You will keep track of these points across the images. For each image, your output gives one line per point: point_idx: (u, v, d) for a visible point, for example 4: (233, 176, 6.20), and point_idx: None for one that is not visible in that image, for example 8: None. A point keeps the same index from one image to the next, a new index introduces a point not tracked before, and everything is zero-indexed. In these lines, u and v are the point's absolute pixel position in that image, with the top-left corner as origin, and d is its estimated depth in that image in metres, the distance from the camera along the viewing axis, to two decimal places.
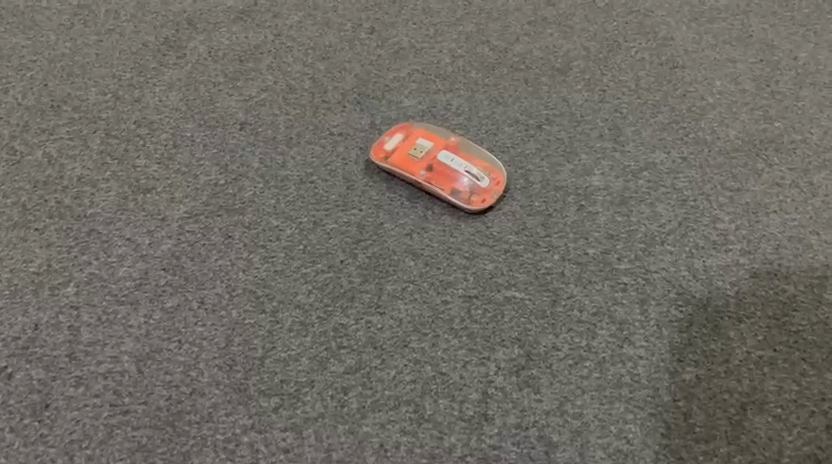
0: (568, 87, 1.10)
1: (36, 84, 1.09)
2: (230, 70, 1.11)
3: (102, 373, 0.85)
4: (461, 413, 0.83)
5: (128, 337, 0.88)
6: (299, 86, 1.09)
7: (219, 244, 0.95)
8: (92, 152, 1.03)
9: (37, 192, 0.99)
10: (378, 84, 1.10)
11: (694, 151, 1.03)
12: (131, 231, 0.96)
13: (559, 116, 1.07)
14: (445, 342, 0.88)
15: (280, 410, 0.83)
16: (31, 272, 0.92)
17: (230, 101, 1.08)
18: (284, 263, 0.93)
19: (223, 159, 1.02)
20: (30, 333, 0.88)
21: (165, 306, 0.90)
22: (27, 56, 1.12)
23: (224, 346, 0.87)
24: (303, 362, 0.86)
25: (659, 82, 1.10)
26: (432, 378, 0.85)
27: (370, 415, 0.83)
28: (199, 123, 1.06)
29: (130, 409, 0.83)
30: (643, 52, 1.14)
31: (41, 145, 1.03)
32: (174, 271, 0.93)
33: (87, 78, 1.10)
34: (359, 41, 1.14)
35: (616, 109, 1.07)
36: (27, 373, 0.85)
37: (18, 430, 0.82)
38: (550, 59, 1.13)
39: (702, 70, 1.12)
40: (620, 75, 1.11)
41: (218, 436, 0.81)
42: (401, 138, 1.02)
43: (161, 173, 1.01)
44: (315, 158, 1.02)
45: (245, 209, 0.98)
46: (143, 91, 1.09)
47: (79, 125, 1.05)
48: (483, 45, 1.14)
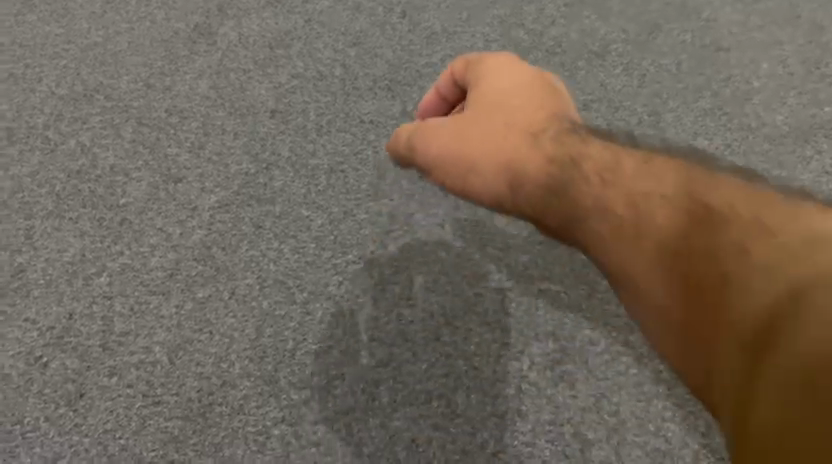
0: (606, 72, 1.07)
1: (69, 74, 1.04)
2: (260, 57, 1.06)
3: (134, 364, 0.86)
4: (494, 408, 0.85)
5: (160, 328, 0.88)
6: (330, 73, 1.05)
7: (249, 234, 0.94)
8: (124, 141, 1.01)
9: (72, 181, 0.98)
10: (409, 70, 1.06)
11: (738, 138, 1.02)
12: (162, 221, 0.95)
13: (596, 101, 1.05)
14: (477, 336, 0.88)
15: (310, 403, 0.84)
16: (65, 262, 0.92)
17: (261, 89, 1.04)
18: (314, 254, 0.93)
19: (254, 148, 1.00)
20: (64, 322, 0.88)
21: (196, 297, 0.90)
22: (60, 45, 1.06)
23: (255, 337, 0.88)
24: (335, 354, 0.87)
25: (701, 66, 1.07)
26: (464, 373, 0.86)
27: (401, 409, 0.84)
28: (230, 111, 1.03)
29: (162, 400, 0.85)
30: (684, 34, 1.09)
31: (74, 134, 1.01)
32: (205, 261, 0.92)
33: (119, 66, 1.05)
34: (390, 25, 1.09)
35: (656, 94, 1.05)
36: (62, 362, 0.86)
37: (53, 419, 0.83)
38: (587, 42, 1.08)
39: (747, 51, 1.08)
40: (661, 59, 1.07)
41: (249, 428, 0.83)
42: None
43: (192, 162, 0.99)
44: (346, 146, 1.00)
45: (275, 199, 0.96)
46: (174, 79, 1.04)
47: (111, 114, 1.02)
48: (517, 29, 1.09)
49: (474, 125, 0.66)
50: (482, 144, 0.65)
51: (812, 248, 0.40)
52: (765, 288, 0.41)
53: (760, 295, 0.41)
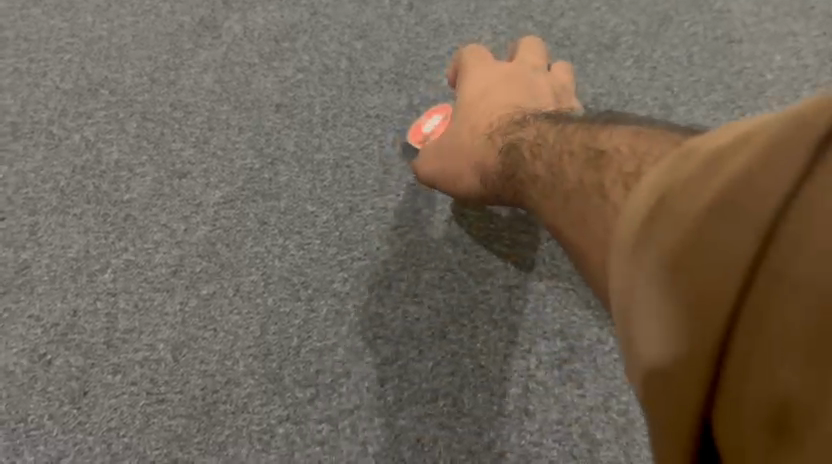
0: (616, 65, 1.05)
1: (74, 68, 1.03)
2: (266, 51, 1.05)
3: (138, 361, 0.86)
4: (501, 407, 0.84)
5: (165, 325, 0.88)
6: (336, 66, 1.04)
7: (254, 231, 0.93)
8: (128, 136, 0.99)
9: (76, 177, 0.97)
10: (416, 63, 1.04)
11: None
12: (167, 216, 0.94)
13: (606, 95, 1.03)
14: (484, 334, 0.87)
15: (315, 401, 0.84)
16: (70, 258, 0.92)
17: (266, 83, 1.03)
18: (320, 250, 0.92)
19: (259, 142, 0.99)
20: (68, 319, 0.88)
21: (200, 294, 0.89)
22: (64, 39, 1.05)
23: (259, 335, 0.87)
24: (339, 352, 0.86)
25: (713, 58, 1.05)
26: (470, 371, 0.85)
27: (407, 408, 0.84)
28: (235, 106, 1.01)
29: (166, 398, 0.84)
30: (696, 25, 1.07)
31: (79, 129, 1.00)
32: (210, 258, 0.92)
33: (124, 60, 1.04)
34: (397, 18, 1.07)
35: (667, 87, 1.03)
36: (66, 359, 0.86)
37: (57, 417, 0.83)
38: (597, 34, 1.06)
39: (760, 43, 1.06)
40: (672, 51, 1.05)
41: (253, 427, 0.83)
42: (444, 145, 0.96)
43: (196, 157, 0.98)
44: (351, 141, 0.99)
45: (280, 194, 0.95)
46: (178, 73, 1.03)
47: (116, 109, 1.01)
48: (526, 21, 1.07)
49: (466, 134, 0.86)
50: (467, 150, 0.85)
51: (728, 159, 0.33)
52: (681, 211, 0.34)
53: (667, 224, 0.34)
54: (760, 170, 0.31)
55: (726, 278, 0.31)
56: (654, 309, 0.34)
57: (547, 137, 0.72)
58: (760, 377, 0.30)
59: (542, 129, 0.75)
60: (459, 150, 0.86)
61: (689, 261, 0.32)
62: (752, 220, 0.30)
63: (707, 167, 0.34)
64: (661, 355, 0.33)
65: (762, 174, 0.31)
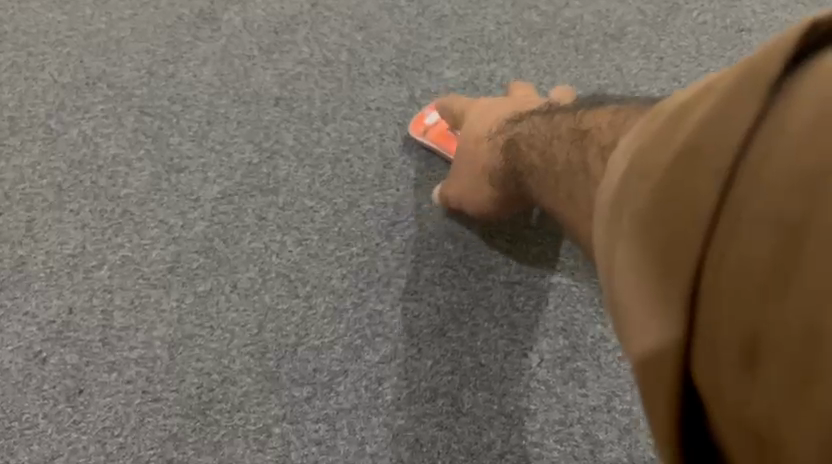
0: (622, 55, 1.02)
1: (72, 61, 1.00)
2: (265, 43, 1.02)
3: (134, 359, 0.85)
4: (501, 407, 0.83)
5: (161, 322, 0.87)
6: (336, 58, 1.01)
7: (252, 226, 0.92)
8: (126, 130, 0.97)
9: (73, 172, 0.95)
10: (418, 54, 1.02)
11: None
12: (164, 212, 0.93)
13: (612, 86, 1.00)
14: (485, 331, 0.86)
15: (313, 400, 0.83)
16: (66, 255, 0.90)
17: (266, 76, 1.00)
18: (318, 246, 0.90)
19: (258, 136, 0.97)
20: (64, 317, 0.87)
21: (197, 291, 0.88)
22: (63, 32, 1.02)
23: (257, 332, 0.86)
24: (337, 350, 0.85)
25: (723, 47, 1.02)
26: (470, 370, 0.84)
27: (406, 407, 0.83)
28: (233, 99, 0.99)
29: (162, 397, 0.83)
30: (705, 14, 1.04)
31: (76, 123, 0.97)
32: (207, 254, 0.90)
33: (122, 53, 1.01)
34: (399, 9, 1.04)
35: (675, 78, 1.01)
36: (62, 357, 0.85)
37: (51, 416, 0.82)
38: (603, 24, 1.04)
39: (771, 33, 1.03)
40: (680, 41, 1.03)
41: (249, 426, 0.82)
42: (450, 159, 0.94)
43: (194, 152, 0.96)
44: (351, 134, 0.97)
45: (278, 189, 0.94)
46: (177, 66, 1.00)
47: (114, 103, 0.98)
48: (530, 10, 1.04)
49: (468, 147, 0.85)
50: (473, 162, 0.83)
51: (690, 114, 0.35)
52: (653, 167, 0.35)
53: (643, 183, 0.36)
54: (720, 115, 0.32)
55: (693, 224, 0.32)
56: (628, 267, 0.35)
57: (538, 130, 0.71)
58: (725, 322, 0.31)
59: (535, 123, 0.74)
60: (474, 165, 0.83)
61: (659, 215, 0.34)
62: (713, 164, 0.32)
63: (676, 124, 0.36)
64: (633, 308, 0.34)
65: (722, 118, 0.32)
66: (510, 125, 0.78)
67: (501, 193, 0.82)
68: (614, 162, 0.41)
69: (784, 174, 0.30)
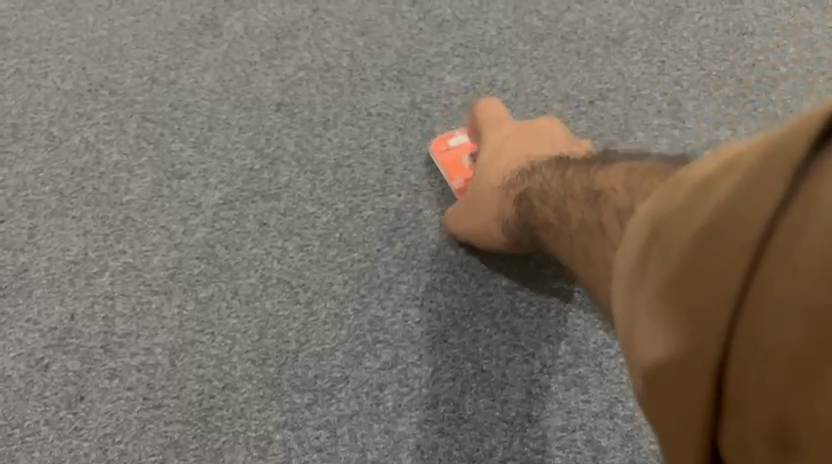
0: (624, 59, 1.02)
1: (74, 68, 1.01)
2: (266, 49, 1.02)
3: (135, 366, 0.85)
4: (503, 413, 0.83)
5: (162, 329, 0.87)
6: (337, 64, 1.01)
7: (253, 232, 0.92)
8: (128, 137, 0.97)
9: (75, 179, 0.95)
10: (419, 60, 1.01)
11: (763, 127, 0.98)
12: (166, 218, 0.93)
13: (613, 90, 1.00)
14: (486, 337, 0.86)
15: (314, 407, 0.83)
16: (68, 261, 0.90)
17: (267, 82, 1.00)
18: (320, 252, 0.90)
19: (259, 142, 0.97)
20: (66, 323, 0.87)
21: (199, 297, 0.88)
22: (65, 39, 1.02)
23: (258, 339, 0.86)
24: (338, 356, 0.85)
25: (725, 51, 1.02)
26: (471, 376, 0.84)
27: (406, 414, 0.83)
28: (235, 105, 0.99)
29: (163, 404, 0.83)
30: (707, 17, 1.04)
31: (78, 130, 0.97)
32: (209, 260, 0.90)
33: (124, 60, 1.01)
34: (400, 14, 1.04)
35: (677, 82, 1.01)
36: (63, 364, 0.85)
37: (53, 423, 0.82)
38: (605, 28, 1.04)
39: (774, 36, 1.03)
40: (682, 44, 1.03)
41: (250, 433, 0.82)
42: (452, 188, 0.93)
43: (196, 158, 0.96)
44: (353, 140, 0.97)
45: (280, 195, 0.94)
46: (179, 72, 1.01)
47: (115, 109, 0.99)
48: (532, 15, 1.04)
49: (479, 187, 0.85)
50: (482, 203, 0.84)
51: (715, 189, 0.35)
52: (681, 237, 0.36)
53: (678, 242, 0.36)
54: (747, 196, 0.33)
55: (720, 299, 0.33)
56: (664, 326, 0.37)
57: (552, 185, 0.72)
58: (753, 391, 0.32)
59: (546, 177, 0.74)
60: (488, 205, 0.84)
61: (695, 277, 0.35)
62: (738, 245, 0.33)
63: (703, 195, 0.36)
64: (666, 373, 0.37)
65: (749, 198, 0.33)
66: (521, 178, 0.79)
67: (509, 239, 0.83)
68: (644, 211, 0.42)
69: (815, 249, 0.30)
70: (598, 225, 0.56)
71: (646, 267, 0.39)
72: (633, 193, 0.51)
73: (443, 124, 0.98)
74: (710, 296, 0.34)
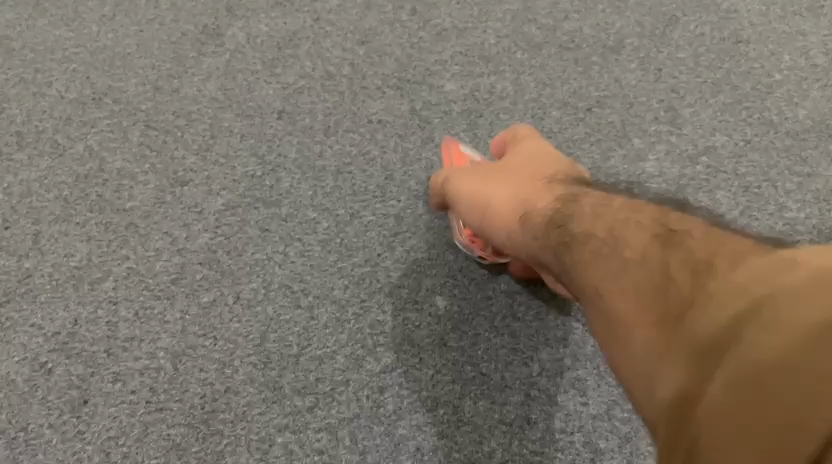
0: (621, 67, 1.03)
1: (78, 77, 1.02)
2: (268, 58, 1.03)
3: (139, 370, 0.86)
4: (502, 416, 0.83)
5: (165, 333, 0.88)
6: (338, 72, 1.03)
7: (254, 238, 0.93)
8: (132, 144, 0.98)
9: (79, 186, 0.96)
10: (419, 68, 1.03)
11: (758, 133, 0.99)
12: (168, 224, 0.94)
13: (610, 97, 1.02)
14: (486, 341, 0.87)
15: (315, 410, 0.84)
16: (72, 267, 0.91)
17: (268, 90, 1.02)
18: (320, 257, 0.91)
19: (261, 149, 0.98)
20: (70, 328, 0.88)
21: (201, 302, 0.89)
22: (69, 48, 1.04)
23: (259, 343, 0.87)
24: (339, 360, 0.86)
25: (721, 58, 1.04)
26: (471, 379, 0.85)
27: (407, 417, 0.83)
28: (237, 113, 1.00)
29: (166, 407, 0.84)
30: (703, 26, 1.06)
31: (82, 138, 0.99)
32: (211, 265, 0.91)
33: (127, 69, 1.03)
34: (400, 23, 1.06)
35: (673, 89, 1.02)
36: (67, 368, 0.86)
37: (56, 426, 0.83)
38: (602, 37, 1.05)
39: (768, 43, 1.04)
40: (678, 52, 1.04)
41: (252, 436, 0.83)
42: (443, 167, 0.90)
43: (199, 165, 0.97)
44: (353, 147, 0.98)
45: (281, 201, 0.95)
46: (182, 81, 1.02)
47: (119, 117, 1.00)
48: (530, 24, 1.06)
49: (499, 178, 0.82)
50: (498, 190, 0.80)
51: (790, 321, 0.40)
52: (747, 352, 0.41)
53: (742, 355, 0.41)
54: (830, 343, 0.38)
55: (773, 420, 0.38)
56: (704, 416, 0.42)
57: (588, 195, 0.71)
58: None
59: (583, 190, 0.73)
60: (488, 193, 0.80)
61: (761, 384, 0.39)
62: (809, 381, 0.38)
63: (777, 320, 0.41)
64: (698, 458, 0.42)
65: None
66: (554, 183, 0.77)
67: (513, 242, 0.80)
68: (721, 290, 0.45)
69: None
70: (605, 251, 0.57)
71: (716, 347, 0.43)
72: (673, 244, 0.53)
73: (443, 131, 1.00)
74: (789, 411, 0.38)
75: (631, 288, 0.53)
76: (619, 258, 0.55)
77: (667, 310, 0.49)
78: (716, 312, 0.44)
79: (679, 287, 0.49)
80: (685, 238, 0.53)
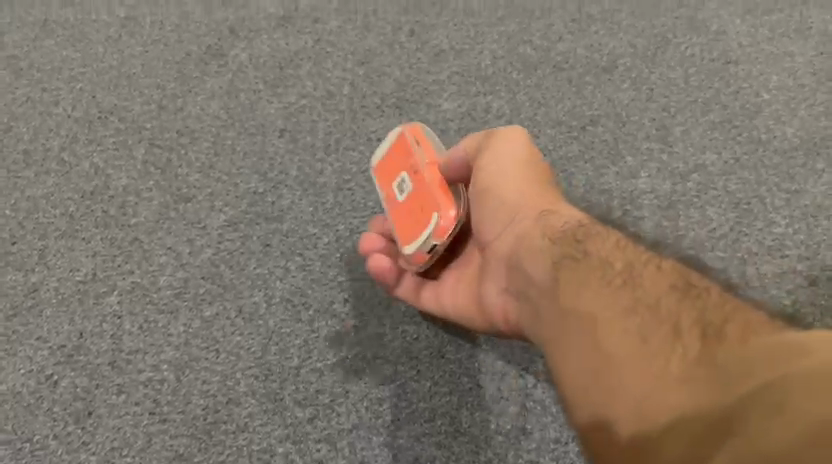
0: (614, 87, 1.06)
1: (85, 97, 1.05)
2: (270, 77, 1.06)
3: (142, 382, 0.88)
4: (498, 426, 0.85)
5: (168, 346, 0.90)
6: (338, 92, 1.05)
7: (256, 253, 0.95)
8: (136, 162, 1.01)
9: (85, 202, 0.98)
10: (417, 87, 1.06)
11: (747, 151, 1.02)
12: (172, 239, 0.96)
13: (603, 116, 1.04)
14: (482, 353, 0.88)
15: (315, 421, 0.86)
16: (77, 281, 0.93)
17: (271, 109, 1.04)
18: (321, 272, 0.93)
19: (263, 167, 1.00)
20: (75, 341, 0.90)
21: (204, 316, 0.91)
22: (76, 68, 1.06)
23: (261, 355, 0.89)
24: (339, 372, 0.88)
25: (710, 79, 1.07)
26: (468, 391, 0.87)
27: (405, 427, 0.85)
28: (239, 131, 1.03)
29: (169, 418, 0.86)
30: (693, 47, 1.08)
31: (88, 156, 1.01)
32: (214, 280, 0.93)
33: (133, 88, 1.05)
34: (399, 44, 1.08)
35: (665, 108, 1.05)
36: (71, 380, 0.88)
37: (61, 437, 0.85)
38: (595, 57, 1.08)
39: (757, 64, 1.07)
40: (669, 73, 1.07)
41: (253, 446, 0.85)
42: (422, 143, 0.80)
43: (202, 182, 0.99)
44: (353, 165, 1.00)
45: (283, 217, 0.97)
46: (186, 100, 1.05)
47: (124, 135, 1.03)
48: (525, 45, 1.09)
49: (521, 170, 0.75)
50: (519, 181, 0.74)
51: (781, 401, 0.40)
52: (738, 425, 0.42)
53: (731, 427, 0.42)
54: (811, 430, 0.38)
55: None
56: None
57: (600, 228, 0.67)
58: None
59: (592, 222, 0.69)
60: (504, 169, 0.75)
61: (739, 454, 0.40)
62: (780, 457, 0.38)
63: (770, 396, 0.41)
64: None
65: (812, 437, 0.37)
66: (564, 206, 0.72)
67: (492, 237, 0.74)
68: (725, 365, 0.46)
69: None
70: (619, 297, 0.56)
71: (718, 418, 0.44)
72: (690, 303, 0.53)
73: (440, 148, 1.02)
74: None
75: (629, 333, 0.53)
76: (621, 302, 0.56)
77: (665, 367, 0.49)
78: (719, 388, 0.45)
79: (685, 350, 0.50)
80: (703, 300, 0.53)
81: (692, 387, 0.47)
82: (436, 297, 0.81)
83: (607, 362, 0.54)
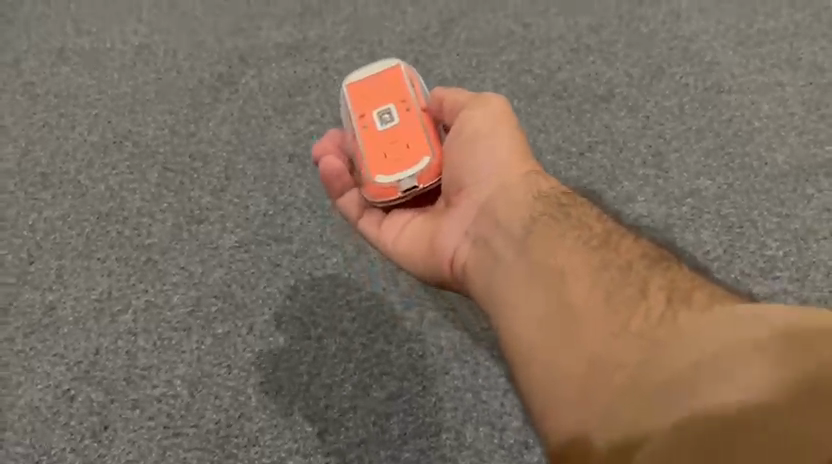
0: (611, 115, 1.11)
1: (101, 122, 1.09)
2: (280, 104, 1.10)
3: (157, 397, 0.91)
4: (501, 441, 0.88)
5: (182, 362, 0.93)
6: None
7: (267, 272, 0.98)
8: (150, 184, 1.05)
9: (101, 223, 1.02)
10: None
11: (739, 177, 1.06)
12: (185, 259, 0.99)
13: (601, 143, 1.09)
14: (486, 369, 0.91)
15: (324, 434, 0.89)
16: (93, 300, 0.97)
17: (280, 134, 1.08)
18: (329, 290, 0.96)
19: (273, 190, 1.04)
20: (91, 357, 0.93)
21: (216, 333, 0.94)
22: (92, 95, 1.10)
23: (272, 371, 0.92)
24: (347, 388, 0.91)
25: (704, 107, 1.11)
26: (472, 406, 0.90)
27: (411, 441, 0.89)
28: (250, 156, 1.06)
29: (182, 432, 0.89)
30: (687, 77, 1.13)
31: (104, 179, 1.05)
32: (226, 298, 0.96)
33: (147, 114, 1.09)
34: None
35: (660, 135, 1.09)
36: (88, 395, 0.91)
37: (78, 450, 0.89)
38: (593, 86, 1.12)
39: (748, 93, 1.12)
40: (664, 101, 1.11)
41: (264, 459, 0.88)
42: (414, 87, 0.83)
43: (214, 204, 1.03)
44: None
45: (292, 238, 1.00)
46: (198, 125, 1.09)
47: (139, 159, 1.06)
48: (525, 74, 1.13)
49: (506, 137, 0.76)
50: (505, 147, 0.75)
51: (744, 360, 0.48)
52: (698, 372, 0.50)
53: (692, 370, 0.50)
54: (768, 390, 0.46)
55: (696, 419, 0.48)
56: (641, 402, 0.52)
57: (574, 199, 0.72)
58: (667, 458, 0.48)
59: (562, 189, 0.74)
60: (494, 127, 0.75)
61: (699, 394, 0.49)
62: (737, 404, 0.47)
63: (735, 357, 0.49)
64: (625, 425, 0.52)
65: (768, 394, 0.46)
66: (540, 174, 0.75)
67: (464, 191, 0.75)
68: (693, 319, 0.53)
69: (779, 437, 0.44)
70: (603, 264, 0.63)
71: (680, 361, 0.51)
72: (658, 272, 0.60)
73: None
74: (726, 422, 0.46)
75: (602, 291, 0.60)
76: (596, 261, 0.63)
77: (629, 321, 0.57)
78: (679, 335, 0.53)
79: (650, 304, 0.57)
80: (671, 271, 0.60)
81: (654, 333, 0.54)
82: (380, 228, 0.80)
83: (574, 307, 0.60)
